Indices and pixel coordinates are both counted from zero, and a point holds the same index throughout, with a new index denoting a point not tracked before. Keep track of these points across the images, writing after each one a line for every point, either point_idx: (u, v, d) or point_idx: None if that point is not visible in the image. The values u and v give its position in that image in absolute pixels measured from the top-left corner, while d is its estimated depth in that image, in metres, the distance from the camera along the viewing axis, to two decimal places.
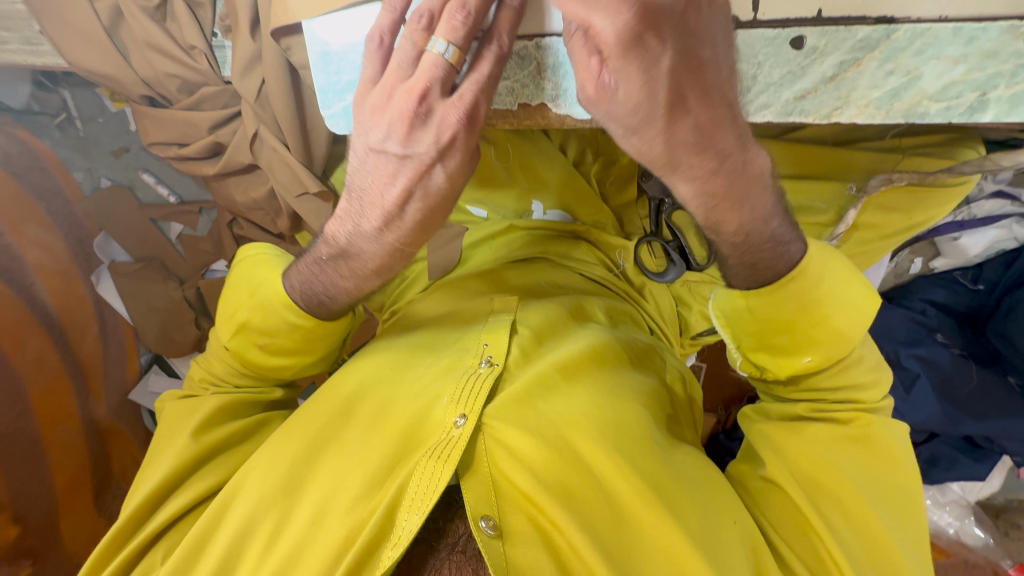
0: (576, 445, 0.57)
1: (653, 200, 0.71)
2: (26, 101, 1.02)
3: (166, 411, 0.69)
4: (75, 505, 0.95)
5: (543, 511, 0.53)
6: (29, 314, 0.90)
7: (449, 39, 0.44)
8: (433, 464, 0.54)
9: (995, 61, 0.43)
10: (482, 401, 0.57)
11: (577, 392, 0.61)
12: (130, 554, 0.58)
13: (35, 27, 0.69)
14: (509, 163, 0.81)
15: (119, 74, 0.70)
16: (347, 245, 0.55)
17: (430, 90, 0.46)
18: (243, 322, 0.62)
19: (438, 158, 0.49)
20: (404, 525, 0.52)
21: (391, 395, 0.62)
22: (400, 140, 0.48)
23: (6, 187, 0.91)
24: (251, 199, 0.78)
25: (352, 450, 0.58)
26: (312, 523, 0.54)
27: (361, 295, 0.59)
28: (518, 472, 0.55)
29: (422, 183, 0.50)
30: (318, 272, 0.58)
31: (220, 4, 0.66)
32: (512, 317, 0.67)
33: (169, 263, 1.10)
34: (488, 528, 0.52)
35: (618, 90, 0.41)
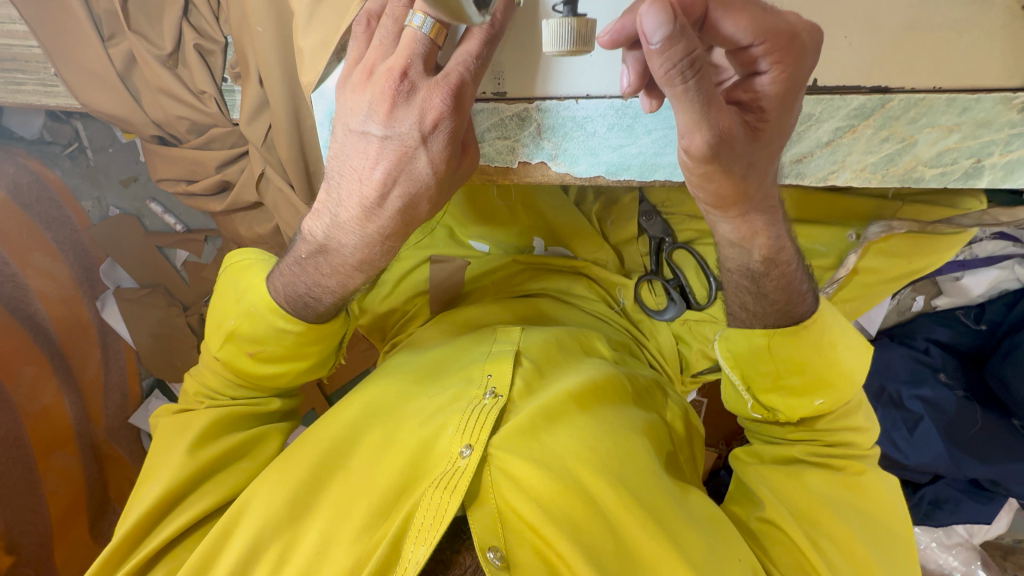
0: (581, 477, 0.57)
1: (654, 239, 0.79)
2: (39, 132, 1.04)
3: (164, 425, 0.67)
4: (71, 531, 0.94)
5: (549, 543, 0.53)
6: (33, 343, 0.90)
7: (426, 12, 0.42)
8: (440, 493, 0.54)
9: (989, 130, 0.44)
10: (488, 431, 0.57)
11: (581, 424, 0.61)
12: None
13: (51, 69, 0.70)
14: (511, 202, 0.83)
15: (130, 115, 0.71)
16: (326, 241, 0.52)
17: (410, 68, 0.43)
18: (231, 331, 0.57)
19: (421, 141, 0.45)
20: (410, 557, 0.52)
21: (396, 425, 0.62)
22: (381, 121, 0.45)
23: (14, 216, 0.92)
24: (256, 234, 0.79)
25: (357, 478, 0.58)
26: (317, 552, 0.54)
27: (347, 294, 0.54)
28: (526, 504, 0.55)
29: (404, 169, 0.46)
30: (301, 273, 0.54)
31: (231, 52, 0.67)
32: (516, 347, 0.67)
33: (173, 289, 1.13)
34: (496, 559, 0.52)
35: (722, 126, 0.40)
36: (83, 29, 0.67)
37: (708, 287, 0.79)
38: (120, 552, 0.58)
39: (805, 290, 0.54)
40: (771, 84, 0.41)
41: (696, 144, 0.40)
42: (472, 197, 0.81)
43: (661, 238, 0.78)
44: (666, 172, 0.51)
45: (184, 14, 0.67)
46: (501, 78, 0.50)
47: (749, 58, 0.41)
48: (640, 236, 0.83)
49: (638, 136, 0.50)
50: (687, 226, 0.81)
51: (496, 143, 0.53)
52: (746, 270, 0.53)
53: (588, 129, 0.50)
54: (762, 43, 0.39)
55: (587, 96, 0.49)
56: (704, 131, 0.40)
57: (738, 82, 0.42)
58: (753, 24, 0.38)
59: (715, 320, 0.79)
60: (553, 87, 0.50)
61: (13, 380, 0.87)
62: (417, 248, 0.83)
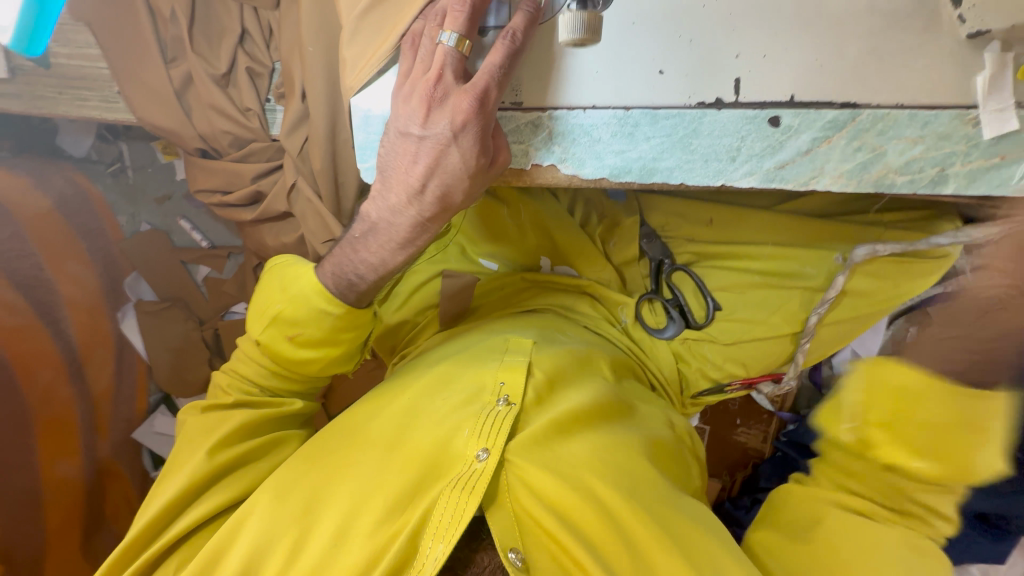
0: (595, 489, 0.58)
1: (654, 260, 0.83)
2: (87, 151, 1.11)
3: (187, 422, 0.69)
4: (64, 548, 0.92)
5: (564, 549, 0.55)
6: (54, 346, 0.93)
7: (453, 29, 0.48)
8: (458, 494, 0.55)
9: (949, 142, 0.47)
10: (504, 436, 0.58)
11: (593, 436, 0.62)
12: (144, 565, 0.58)
13: (115, 88, 0.75)
14: (520, 221, 0.87)
15: (181, 128, 0.77)
16: (377, 221, 0.59)
17: (443, 77, 0.50)
18: (276, 314, 0.63)
19: (453, 138, 0.51)
20: (428, 552, 0.53)
21: (411, 420, 0.63)
22: (420, 122, 0.51)
23: (57, 225, 0.98)
24: (280, 243, 0.85)
25: (370, 473, 0.59)
26: (333, 544, 0.56)
27: (388, 271, 0.61)
28: (543, 513, 0.56)
29: (439, 162, 0.52)
30: (344, 256, 0.62)
31: (277, 76, 0.75)
32: (528, 358, 0.67)
33: (193, 305, 1.17)
34: (516, 560, 0.55)
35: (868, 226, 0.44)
36: (149, 50, 0.74)
37: (705, 308, 0.82)
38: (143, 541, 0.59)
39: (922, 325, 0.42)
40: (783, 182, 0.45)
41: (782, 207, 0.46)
42: (486, 216, 0.88)
43: (661, 259, 0.83)
44: (664, 175, 0.53)
45: (240, 42, 0.75)
46: (518, 89, 0.54)
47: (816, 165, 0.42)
48: (641, 258, 0.86)
49: (638, 142, 0.52)
50: (685, 250, 0.84)
51: (513, 147, 0.56)
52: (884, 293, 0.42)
53: (593, 135, 0.53)
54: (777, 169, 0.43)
55: (593, 106, 0.53)
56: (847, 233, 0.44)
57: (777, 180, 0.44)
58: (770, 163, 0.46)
59: (713, 338, 0.81)
60: (561, 97, 0.53)
61: (31, 382, 0.88)
62: (430, 261, 0.88)
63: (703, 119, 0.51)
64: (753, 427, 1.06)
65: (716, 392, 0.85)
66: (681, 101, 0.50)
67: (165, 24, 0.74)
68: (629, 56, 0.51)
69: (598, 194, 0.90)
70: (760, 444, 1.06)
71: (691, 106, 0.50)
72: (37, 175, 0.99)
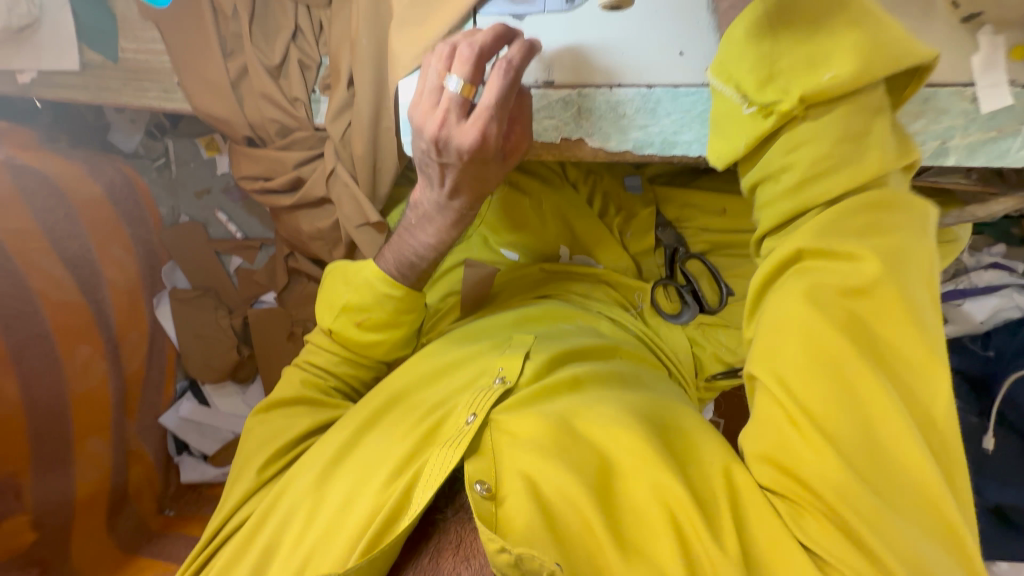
0: (575, 422, 0.58)
1: (669, 247, 0.88)
2: (135, 147, 1.18)
3: (253, 427, 0.72)
4: (89, 522, 0.95)
5: (534, 466, 0.54)
6: (93, 323, 0.98)
7: (460, 76, 0.51)
8: (446, 449, 0.58)
9: (947, 116, 0.51)
10: (491, 401, 0.61)
11: (586, 394, 0.62)
12: (207, 554, 0.66)
13: (175, 79, 0.82)
14: (542, 211, 0.92)
15: (232, 117, 0.83)
16: (430, 209, 0.64)
17: (449, 116, 0.52)
18: (345, 304, 0.69)
19: (468, 165, 0.55)
20: (417, 501, 0.55)
21: (415, 402, 0.67)
22: (436, 153, 0.55)
23: (104, 211, 1.05)
24: (316, 228, 0.92)
25: (375, 447, 0.63)
26: (341, 508, 0.59)
27: (442, 250, 0.66)
28: (517, 443, 0.57)
29: (463, 178, 0.58)
30: (400, 244, 0.68)
31: (324, 68, 0.81)
32: (528, 346, 0.70)
33: (223, 295, 1.21)
34: (481, 490, 0.53)
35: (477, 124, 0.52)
36: (208, 43, 0.80)
37: (718, 294, 0.86)
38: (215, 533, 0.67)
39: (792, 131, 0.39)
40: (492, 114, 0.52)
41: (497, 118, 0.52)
42: (508, 205, 0.92)
43: (675, 246, 0.88)
44: (684, 148, 0.58)
45: (292, 38, 0.81)
46: (550, 70, 0.59)
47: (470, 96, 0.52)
48: (657, 249, 0.91)
49: (659, 117, 0.58)
50: (699, 238, 0.89)
51: (544, 122, 0.61)
52: None
53: (618, 110, 0.58)
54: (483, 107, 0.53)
55: (620, 84, 0.58)
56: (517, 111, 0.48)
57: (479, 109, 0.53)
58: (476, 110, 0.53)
59: (726, 323, 0.86)
60: (591, 76, 0.59)
61: (70, 357, 0.93)
62: (455, 252, 0.92)
63: None
64: None
65: (731, 376, 0.86)
66: (701, 80, 0.56)
67: (226, 21, 0.81)
68: (652, 39, 0.58)
69: (615, 187, 0.94)
70: None
71: (709, 84, 0.57)
72: (92, 164, 1.07)
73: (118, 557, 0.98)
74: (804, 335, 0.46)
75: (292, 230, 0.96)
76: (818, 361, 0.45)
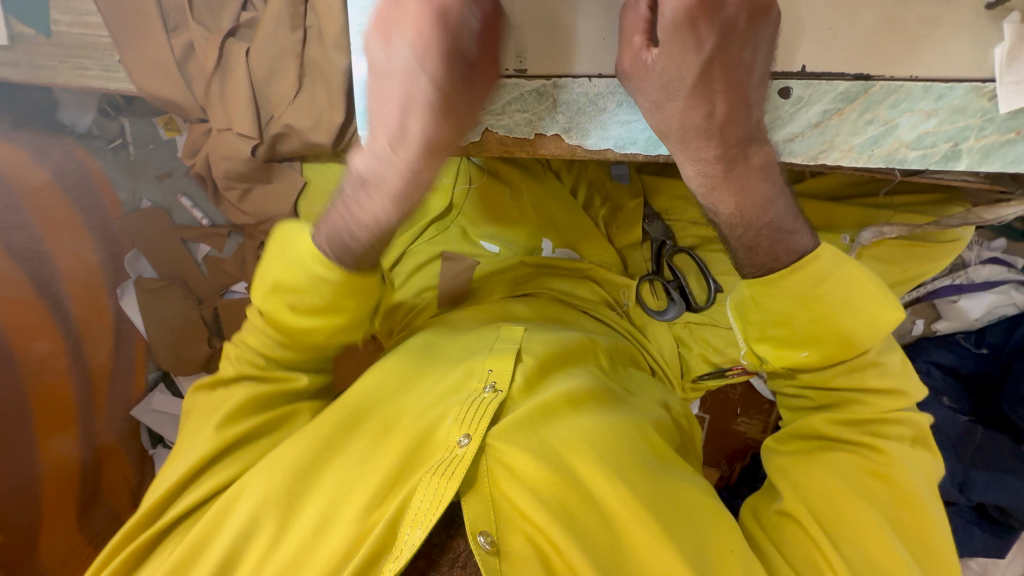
0: (576, 470, 0.56)
1: (655, 241, 0.84)
2: (88, 125, 1.10)
3: (190, 404, 0.66)
4: (57, 521, 0.92)
5: (543, 530, 0.52)
6: (50, 319, 0.94)
7: None
8: (437, 480, 0.54)
9: (963, 115, 0.47)
10: (487, 422, 0.57)
11: (579, 421, 0.60)
12: (136, 549, 0.57)
13: (115, 56, 0.75)
14: (521, 202, 0.86)
15: (180, 98, 0.79)
16: (366, 174, 0.52)
17: None
18: (276, 282, 0.58)
19: (411, 53, 0.47)
20: (405, 539, 0.52)
21: (398, 410, 0.62)
22: (382, 49, 0.48)
23: (51, 200, 1.00)
24: (268, 212, 0.87)
25: (356, 463, 0.58)
26: (315, 531, 0.54)
27: (379, 230, 0.54)
28: (522, 496, 0.54)
29: (412, 86, 0.48)
30: (341, 217, 0.55)
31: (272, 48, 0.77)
32: (518, 343, 0.65)
33: (191, 282, 1.13)
34: (486, 544, 0.51)
35: (412, 115, 0.49)
36: (150, 24, 0.76)
37: (707, 290, 0.83)
38: (148, 518, 0.59)
39: (797, 227, 0.53)
40: (416, 124, 0.49)
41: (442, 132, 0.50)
42: (487, 196, 0.87)
43: (663, 240, 0.83)
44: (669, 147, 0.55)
45: (231, 32, 0.78)
46: (522, 58, 0.54)
47: (409, 100, 0.48)
48: (646, 241, 0.86)
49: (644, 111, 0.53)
50: (688, 232, 0.85)
51: (516, 116, 0.56)
52: (717, 217, 0.53)
53: (599, 105, 0.54)
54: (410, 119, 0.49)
55: (600, 75, 0.53)
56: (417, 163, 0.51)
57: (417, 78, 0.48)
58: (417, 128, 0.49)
59: (715, 322, 0.83)
60: (567, 65, 0.53)
61: (25, 350, 0.89)
62: (429, 242, 0.87)
63: None
64: (753, 417, 1.02)
65: (717, 376, 0.83)
66: None
67: None
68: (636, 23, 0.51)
69: (602, 176, 0.89)
70: (760, 435, 1.02)
71: None
72: (38, 149, 1.04)
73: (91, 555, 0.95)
74: (830, 482, 0.55)
75: (236, 223, 0.91)
76: (835, 505, 0.54)
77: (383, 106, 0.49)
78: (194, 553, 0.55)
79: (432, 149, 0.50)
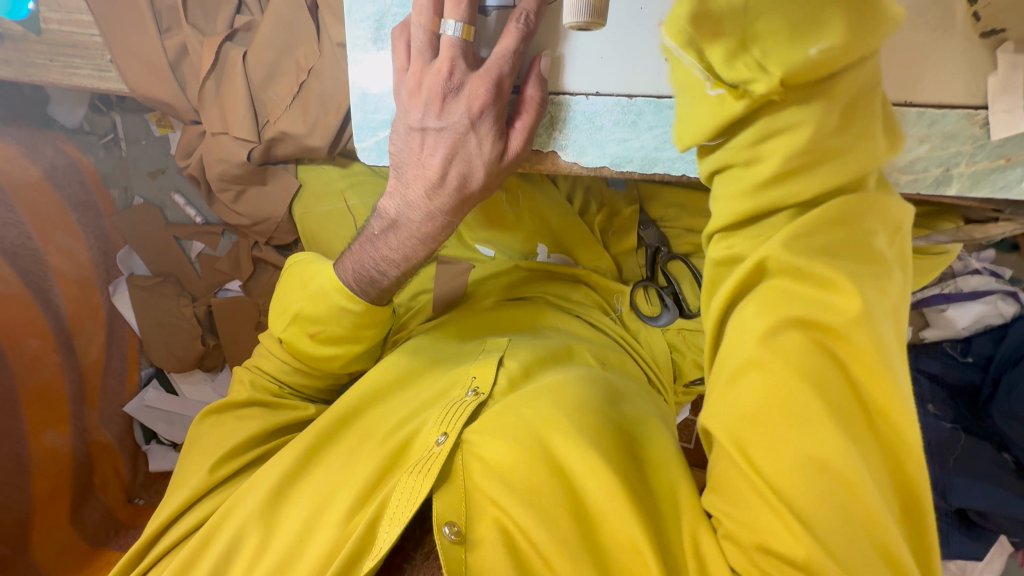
0: (550, 445, 0.54)
1: (649, 248, 0.83)
2: (79, 122, 1.09)
3: (200, 432, 0.69)
4: (51, 517, 0.91)
5: (505, 511, 0.51)
6: (42, 317, 0.93)
7: (457, 17, 0.48)
8: (415, 477, 0.54)
9: (955, 141, 0.48)
10: (464, 420, 0.57)
11: (559, 396, 0.58)
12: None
13: (107, 56, 0.75)
14: (518, 208, 0.85)
15: (175, 100, 0.79)
16: (397, 218, 0.57)
17: (456, 68, 0.49)
18: (297, 312, 0.62)
19: (471, 127, 0.50)
20: (384, 537, 0.51)
21: (380, 415, 0.64)
22: (436, 114, 0.50)
23: (45, 195, 0.97)
24: (265, 213, 0.88)
25: (338, 466, 0.60)
26: (299, 537, 0.55)
27: (409, 268, 0.58)
28: (489, 479, 0.53)
29: (458, 153, 0.51)
30: (366, 256, 0.59)
31: (269, 53, 0.76)
32: (501, 353, 0.67)
33: (184, 280, 1.14)
34: (449, 534, 0.51)
35: (452, 169, 0.52)
36: (141, 21, 0.75)
37: (700, 297, 0.82)
38: (151, 543, 0.62)
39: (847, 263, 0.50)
40: (455, 173, 0.52)
41: (478, 179, 0.52)
42: (486, 205, 0.85)
43: (657, 246, 0.83)
44: (665, 166, 0.54)
45: (228, 38, 0.77)
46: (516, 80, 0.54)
47: (452, 154, 0.51)
48: (639, 248, 0.86)
49: (641, 132, 0.54)
50: (683, 239, 0.84)
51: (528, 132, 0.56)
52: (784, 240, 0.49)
53: (595, 123, 0.54)
54: (450, 173, 0.52)
55: (597, 93, 0.53)
56: (447, 219, 0.55)
57: (461, 140, 0.51)
58: (456, 179, 0.52)
59: None
60: (566, 83, 0.53)
61: (17, 350, 0.88)
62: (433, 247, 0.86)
63: None
64: None
65: (708, 383, 0.85)
66: None
67: None
68: (636, 46, 0.52)
69: (601, 183, 0.89)
70: None
71: None
72: (28, 144, 0.99)
73: (85, 550, 0.96)
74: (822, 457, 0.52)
75: (230, 223, 0.91)
76: None
77: (416, 157, 0.53)
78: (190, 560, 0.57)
79: (467, 202, 0.54)
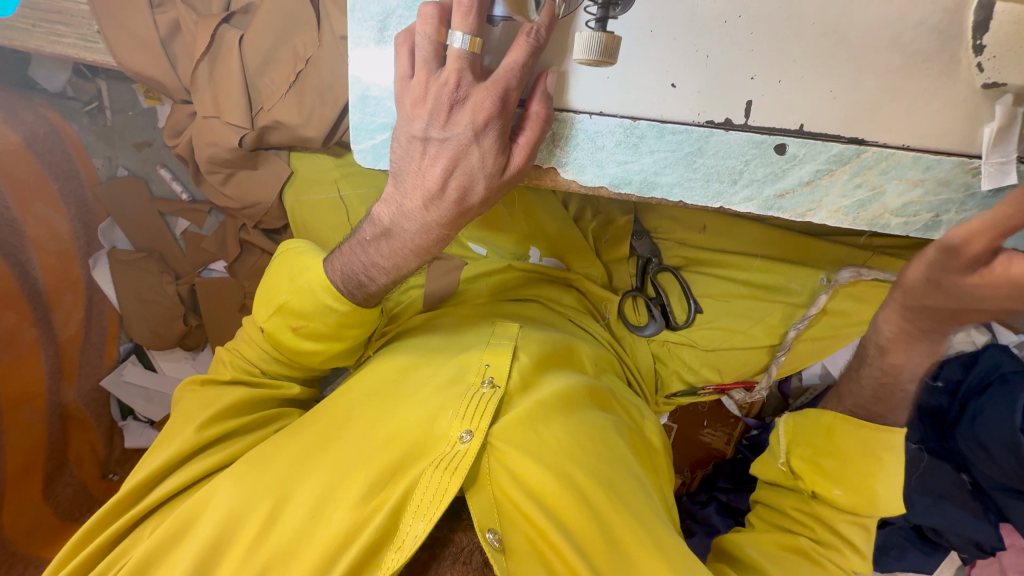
0: (572, 475, 0.58)
1: (641, 258, 0.83)
2: (62, 86, 1.05)
3: (184, 396, 0.69)
4: (22, 492, 0.90)
5: (542, 532, 0.55)
6: (18, 289, 0.90)
7: (463, 30, 0.47)
8: (441, 473, 0.55)
9: (947, 188, 0.51)
10: (488, 418, 0.58)
11: (575, 422, 0.63)
12: (114, 533, 0.58)
13: (93, 27, 0.74)
14: (514, 210, 0.83)
15: (165, 79, 0.77)
16: (391, 226, 0.56)
17: (462, 78, 0.48)
18: (281, 304, 0.61)
19: (473, 139, 0.49)
20: (409, 530, 0.53)
21: (392, 404, 0.62)
22: (439, 125, 0.50)
23: (26, 164, 0.95)
24: (255, 197, 0.85)
25: (352, 453, 0.59)
26: (311, 517, 0.55)
27: (400, 275, 0.58)
28: (522, 495, 0.56)
29: (460, 163, 0.51)
30: (358, 258, 0.58)
31: (268, 39, 0.74)
32: (514, 342, 0.67)
33: (169, 257, 1.11)
34: (494, 540, 0.53)
35: (451, 179, 0.51)
36: None
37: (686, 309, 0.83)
38: (126, 502, 0.60)
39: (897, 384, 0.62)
40: (455, 183, 0.52)
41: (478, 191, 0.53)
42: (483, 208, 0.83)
43: (649, 258, 0.82)
44: (663, 191, 0.55)
45: (224, 20, 0.75)
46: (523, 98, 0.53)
47: (459, 160, 0.51)
48: (630, 258, 0.85)
49: (641, 155, 0.54)
50: (675, 252, 0.84)
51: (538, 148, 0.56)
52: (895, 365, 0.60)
53: (597, 143, 0.54)
54: (449, 185, 0.52)
55: (600, 113, 0.53)
56: (442, 231, 0.55)
57: (463, 150, 0.50)
58: (456, 190, 0.52)
59: (692, 343, 0.84)
60: (570, 103, 0.53)
61: None
62: None
63: (709, 138, 0.52)
64: (718, 430, 1.02)
65: (689, 394, 0.87)
66: (691, 118, 0.52)
67: None
68: (643, 70, 0.51)
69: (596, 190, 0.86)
70: (723, 446, 1.04)
71: (699, 125, 0.52)
72: (6, 109, 0.96)
73: (56, 525, 0.95)
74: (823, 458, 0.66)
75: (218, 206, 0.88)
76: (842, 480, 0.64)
77: (416, 163, 0.52)
78: (170, 545, 0.55)
79: (463, 217, 0.54)
